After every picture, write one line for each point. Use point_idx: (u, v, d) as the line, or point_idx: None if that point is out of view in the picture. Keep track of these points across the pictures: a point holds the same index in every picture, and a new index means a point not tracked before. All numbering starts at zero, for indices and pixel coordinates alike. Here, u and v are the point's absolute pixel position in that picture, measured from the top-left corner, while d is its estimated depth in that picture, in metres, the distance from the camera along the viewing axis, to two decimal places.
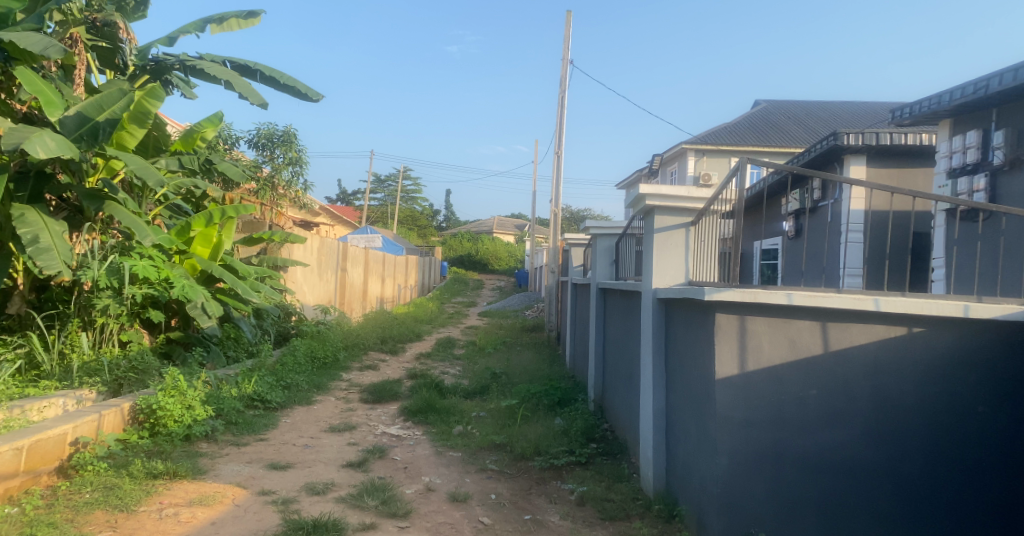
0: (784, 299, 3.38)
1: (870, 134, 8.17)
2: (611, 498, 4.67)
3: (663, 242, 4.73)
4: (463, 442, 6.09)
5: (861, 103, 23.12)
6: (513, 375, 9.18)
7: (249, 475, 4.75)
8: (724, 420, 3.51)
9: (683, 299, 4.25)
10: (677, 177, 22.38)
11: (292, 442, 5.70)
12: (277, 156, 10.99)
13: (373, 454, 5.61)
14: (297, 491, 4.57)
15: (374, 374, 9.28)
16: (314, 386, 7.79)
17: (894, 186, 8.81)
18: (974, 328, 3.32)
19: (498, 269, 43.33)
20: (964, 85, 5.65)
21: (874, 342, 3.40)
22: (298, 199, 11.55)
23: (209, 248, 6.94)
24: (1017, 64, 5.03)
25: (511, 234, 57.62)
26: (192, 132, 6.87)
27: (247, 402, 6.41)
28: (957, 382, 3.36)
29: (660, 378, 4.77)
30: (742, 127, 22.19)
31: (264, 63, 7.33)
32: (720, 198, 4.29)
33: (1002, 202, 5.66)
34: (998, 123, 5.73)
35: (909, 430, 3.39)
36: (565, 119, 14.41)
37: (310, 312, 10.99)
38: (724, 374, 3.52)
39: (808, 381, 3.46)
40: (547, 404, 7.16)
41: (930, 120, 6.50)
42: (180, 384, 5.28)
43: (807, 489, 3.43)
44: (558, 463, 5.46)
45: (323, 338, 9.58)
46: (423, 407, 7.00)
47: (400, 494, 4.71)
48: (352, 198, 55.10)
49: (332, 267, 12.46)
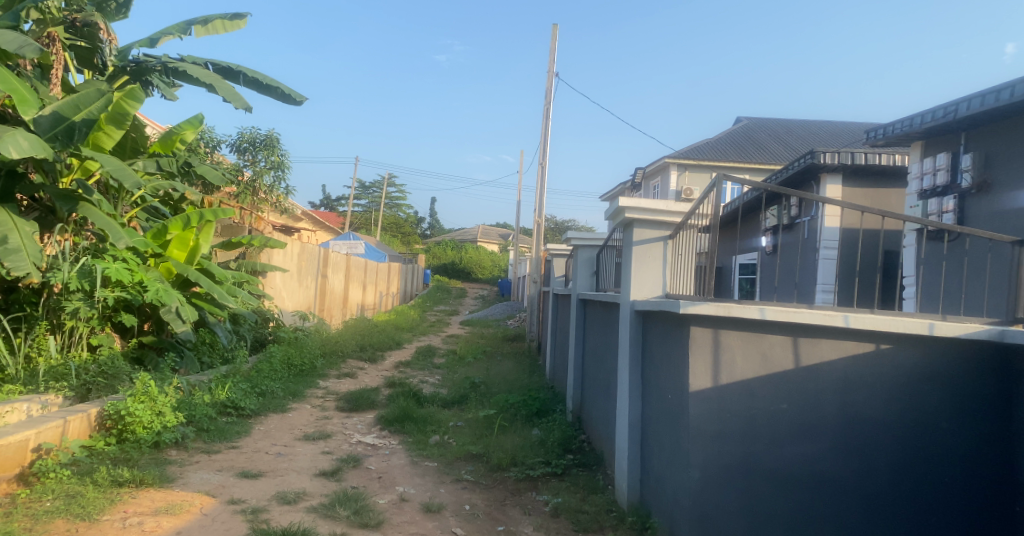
0: (757, 313, 3.44)
1: (845, 154, 8.32)
2: (585, 510, 4.66)
3: (640, 255, 4.80)
4: (439, 452, 6.06)
5: (841, 122, 23.53)
6: (493, 384, 9.18)
7: (218, 483, 4.69)
8: (698, 431, 3.57)
9: (660, 311, 4.29)
10: (659, 191, 22.61)
11: (265, 450, 5.64)
12: (258, 160, 10.90)
13: (348, 463, 5.56)
14: (267, 500, 4.51)
15: (351, 382, 9.23)
16: (289, 393, 7.71)
17: (869, 205, 8.97)
18: (939, 347, 3.36)
19: (481, 278, 43.49)
20: (935, 108, 5.80)
21: (843, 358, 3.44)
22: (280, 203, 11.48)
23: (186, 250, 6.83)
24: (984, 89, 5.18)
25: (495, 243, 57.72)
26: (171, 134, 6.76)
27: (220, 409, 6.32)
28: (921, 398, 3.39)
29: (636, 390, 4.81)
30: (725, 142, 22.51)
31: (246, 66, 7.30)
32: (697, 213, 4.32)
33: (970, 224, 5.81)
34: (967, 147, 5.89)
35: (876, 445, 3.42)
36: (550, 129, 14.55)
37: (288, 318, 10.90)
38: (698, 386, 3.59)
39: (779, 395, 3.51)
40: (524, 415, 7.18)
41: (902, 142, 6.63)
42: (150, 389, 5.20)
43: (777, 503, 3.47)
44: (534, 474, 5.46)
45: (301, 345, 9.50)
46: (400, 416, 6.97)
47: (373, 504, 4.67)
48: (335, 203, 54.89)
49: (312, 272, 12.38)
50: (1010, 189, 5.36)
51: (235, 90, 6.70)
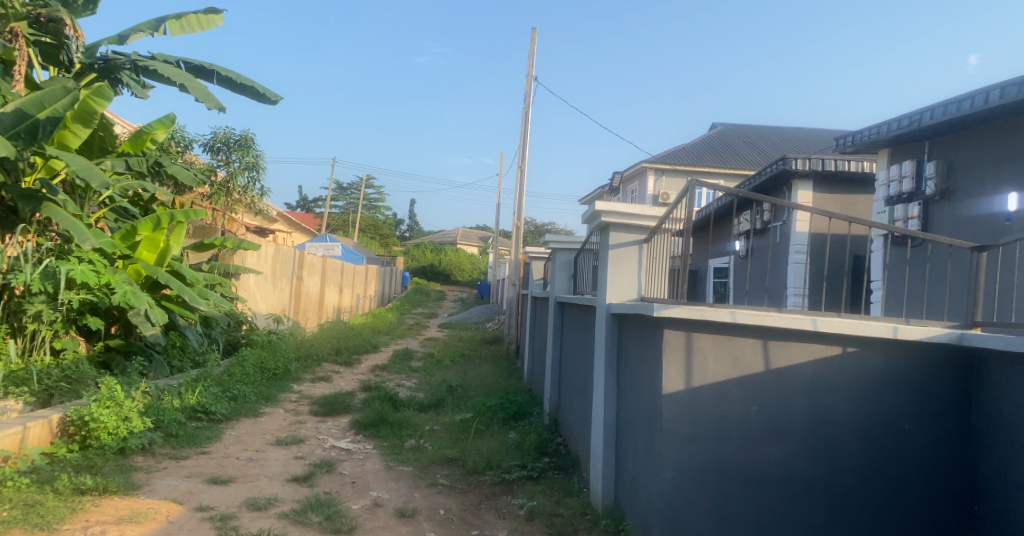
0: (728, 317, 3.47)
1: (816, 160, 8.47)
2: (560, 513, 4.65)
3: (616, 259, 4.83)
4: (414, 456, 6.01)
5: (813, 128, 23.96)
6: (470, 387, 9.14)
7: (186, 489, 4.60)
8: (670, 434, 3.63)
9: (635, 314, 4.31)
10: (636, 196, 22.77)
11: (235, 455, 5.55)
12: (232, 160, 10.71)
13: (320, 468, 5.50)
14: (236, 506, 4.44)
15: (326, 386, 9.12)
16: (262, 397, 7.60)
17: (839, 211, 9.12)
18: (903, 350, 3.43)
19: (460, 280, 43.39)
20: (900, 117, 5.94)
21: (812, 361, 3.48)
22: (254, 205, 11.31)
23: (155, 252, 6.69)
24: (947, 99, 5.32)
25: (475, 246, 57.71)
26: (141, 133, 6.61)
27: (190, 414, 6.21)
28: (886, 400, 3.45)
29: (611, 392, 4.83)
30: (701, 147, 22.77)
31: (220, 64, 7.19)
32: (671, 217, 4.34)
33: (934, 230, 5.95)
34: (931, 154, 6.02)
35: (843, 446, 3.47)
36: (529, 133, 14.57)
37: (262, 321, 10.75)
38: (670, 388, 3.64)
39: (749, 397, 3.54)
40: (500, 418, 7.17)
41: (870, 149, 6.75)
42: (116, 394, 5.09)
43: (747, 504, 3.50)
44: (509, 477, 5.45)
45: (274, 349, 9.37)
46: (375, 420, 6.91)
47: (346, 509, 4.61)
48: (312, 205, 54.33)
49: (287, 275, 12.24)
50: (972, 197, 5.51)
51: (207, 89, 6.60)
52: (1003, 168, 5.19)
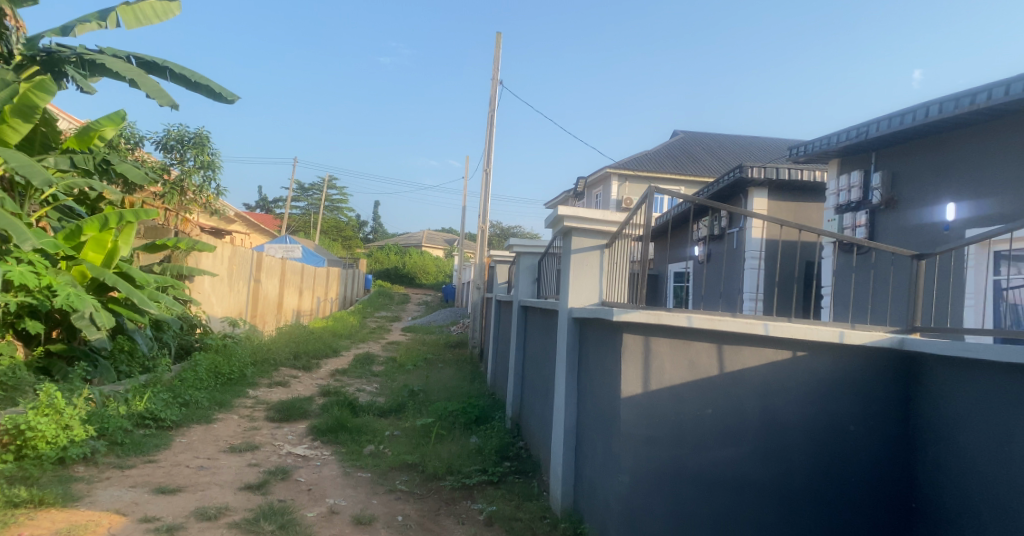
0: (684, 321, 3.51)
1: (771, 169, 8.67)
2: (519, 517, 4.64)
3: (578, 263, 4.83)
4: (373, 462, 5.92)
5: (770, 137, 24.58)
6: (432, 392, 9.07)
7: (130, 500, 4.44)
8: (627, 436, 3.64)
9: (596, 319, 4.34)
10: (601, 201, 22.98)
11: (185, 464, 5.38)
12: (187, 158, 10.39)
13: (275, 475, 5.37)
14: (184, 517, 4.29)
15: (283, 391, 8.93)
16: (215, 403, 7.39)
17: (793, 219, 9.36)
18: (850, 354, 3.52)
19: (424, 284, 43.13)
20: (848, 129, 6.12)
21: (764, 365, 3.54)
22: (210, 204, 11.02)
23: (102, 253, 6.45)
24: (891, 112, 5.51)
25: (440, 249, 57.52)
26: (88, 130, 6.36)
27: (137, 421, 6.00)
28: (833, 402, 3.53)
29: (573, 396, 4.86)
30: (662, 153, 23.11)
31: (173, 60, 7.00)
32: (632, 222, 4.37)
33: (880, 238, 6.15)
34: (877, 165, 6.22)
35: (792, 448, 3.54)
36: (493, 136, 14.57)
37: (217, 324, 10.47)
38: (628, 392, 3.65)
39: (704, 400, 3.58)
40: (462, 423, 7.13)
41: (821, 159, 6.92)
42: (56, 402, 4.88)
43: (701, 506, 3.53)
44: (469, 482, 5.42)
45: (229, 353, 9.13)
46: (334, 426, 6.79)
47: (301, 517, 4.51)
48: (272, 206, 53.29)
49: (244, 277, 11.96)
50: (914, 207, 5.72)
51: (159, 85, 6.40)
52: (943, 179, 5.41)
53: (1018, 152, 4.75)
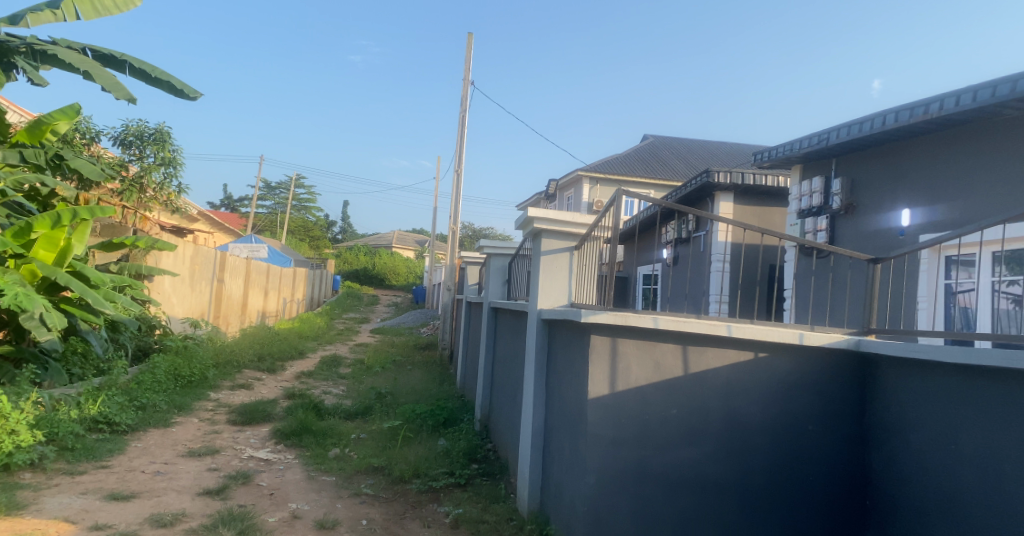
0: (650, 322, 3.47)
1: (737, 174, 8.80)
2: (485, 519, 4.61)
3: (547, 265, 4.82)
4: (338, 466, 5.82)
5: (738, 143, 25.00)
6: (399, 394, 8.98)
7: (80, 507, 4.28)
8: (595, 438, 3.55)
9: (564, 320, 4.32)
10: (571, 203, 23.09)
11: (140, 469, 5.21)
12: (146, 155, 10.10)
13: (236, 480, 5.24)
14: (138, 524, 4.16)
15: (246, 393, 8.75)
16: (174, 406, 7.19)
17: (758, 223, 9.51)
18: (809, 355, 3.58)
19: (394, 285, 42.80)
20: (810, 136, 6.25)
21: (727, 367, 3.57)
22: (171, 202, 10.73)
23: (54, 252, 6.26)
24: (852, 120, 5.65)
25: (411, 250, 57.13)
26: (40, 123, 6.14)
27: (89, 425, 5.80)
28: (793, 403, 3.58)
29: (540, 398, 4.84)
30: (633, 157, 23.33)
31: (131, 54, 6.80)
32: (600, 225, 4.38)
33: (840, 243, 6.28)
34: (837, 171, 6.34)
35: (752, 447, 3.58)
36: (464, 137, 14.52)
37: (177, 325, 10.20)
38: (595, 393, 3.57)
39: (669, 401, 3.57)
40: (430, 425, 7.06)
41: (784, 165, 7.04)
42: (1, 406, 4.68)
43: (665, 506, 3.53)
44: (436, 485, 5.36)
45: (190, 355, 8.89)
46: (298, 429, 6.65)
47: (262, 522, 4.41)
48: (238, 205, 52.32)
49: (207, 277, 11.68)
50: (871, 212, 5.86)
51: (116, 78, 6.20)
52: (900, 186, 5.53)
53: (970, 161, 4.89)
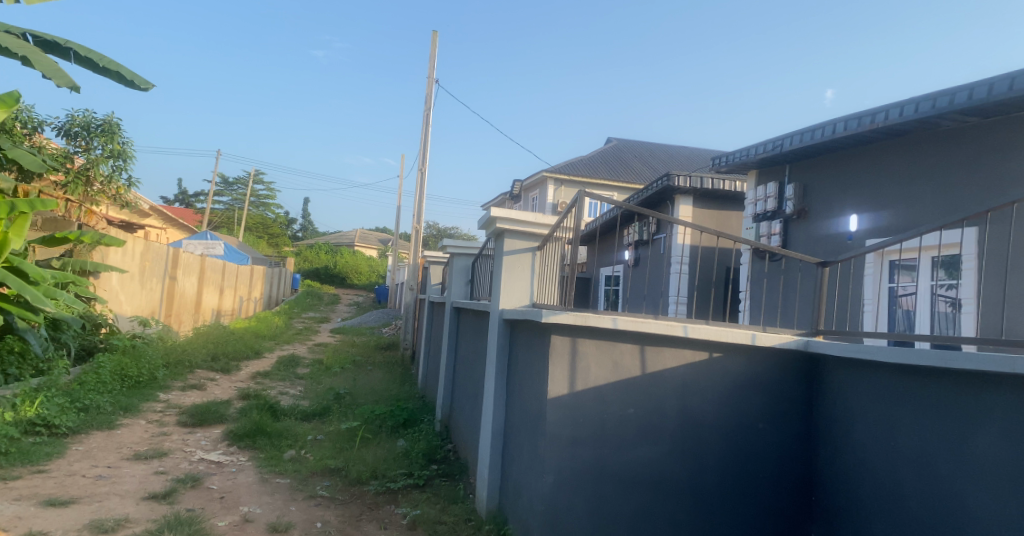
0: (609, 323, 3.47)
1: (696, 178, 8.92)
2: (443, 520, 4.56)
3: (509, 266, 4.78)
4: (293, 468, 5.69)
5: (699, 148, 25.44)
6: (358, 395, 8.83)
7: (13, 514, 4.07)
8: (553, 438, 3.54)
9: (525, 321, 4.30)
10: (535, 204, 23.13)
11: (81, 473, 4.99)
12: (93, 147, 9.69)
13: (184, 483, 5.07)
14: (77, 530, 3.98)
15: (198, 394, 8.50)
16: (120, 408, 6.93)
17: (716, 226, 9.66)
18: (762, 355, 3.64)
19: (356, 284, 42.23)
20: (764, 142, 6.36)
21: (683, 366, 3.60)
22: (120, 196, 10.33)
23: None
24: (805, 128, 5.77)
25: (373, 249, 56.48)
26: None
27: (26, 428, 5.54)
28: (745, 402, 3.64)
29: (500, 398, 4.81)
30: (597, 159, 23.51)
31: (78, 42, 6.53)
32: (562, 226, 4.38)
33: (792, 246, 6.42)
34: (790, 177, 6.49)
35: (706, 446, 3.62)
36: (427, 136, 14.39)
37: (125, 324, 9.83)
38: (555, 392, 3.55)
39: (627, 400, 3.58)
40: (389, 426, 6.96)
41: (741, 169, 7.16)
42: None
43: (621, 504, 3.53)
44: (394, 486, 5.27)
45: (138, 354, 8.58)
46: (252, 431, 6.48)
47: (210, 527, 4.27)
48: (194, 200, 50.91)
49: (158, 274, 11.31)
50: (822, 217, 6.00)
51: (59, 65, 5.95)
52: (849, 192, 5.67)
53: (914, 169, 5.04)
